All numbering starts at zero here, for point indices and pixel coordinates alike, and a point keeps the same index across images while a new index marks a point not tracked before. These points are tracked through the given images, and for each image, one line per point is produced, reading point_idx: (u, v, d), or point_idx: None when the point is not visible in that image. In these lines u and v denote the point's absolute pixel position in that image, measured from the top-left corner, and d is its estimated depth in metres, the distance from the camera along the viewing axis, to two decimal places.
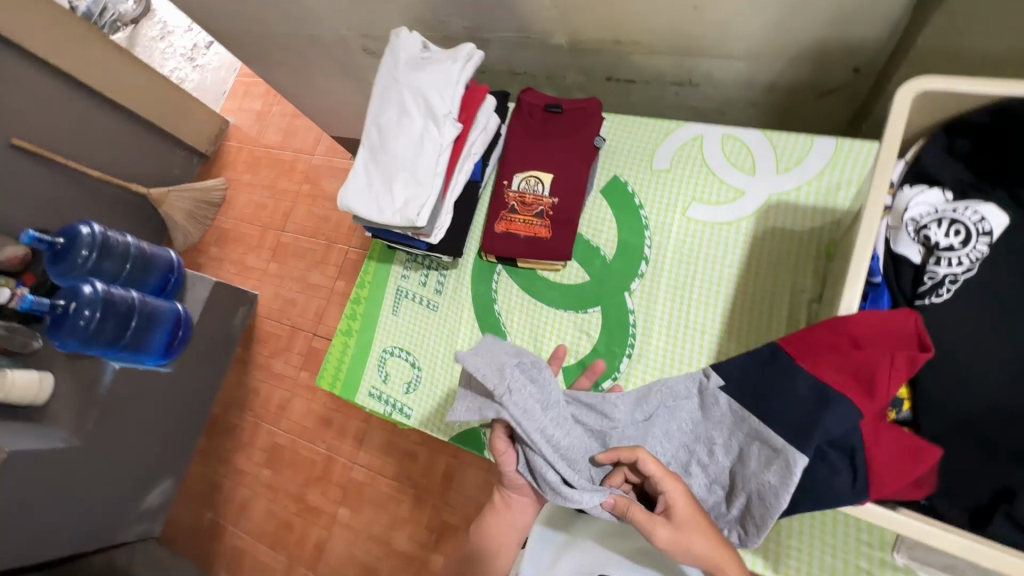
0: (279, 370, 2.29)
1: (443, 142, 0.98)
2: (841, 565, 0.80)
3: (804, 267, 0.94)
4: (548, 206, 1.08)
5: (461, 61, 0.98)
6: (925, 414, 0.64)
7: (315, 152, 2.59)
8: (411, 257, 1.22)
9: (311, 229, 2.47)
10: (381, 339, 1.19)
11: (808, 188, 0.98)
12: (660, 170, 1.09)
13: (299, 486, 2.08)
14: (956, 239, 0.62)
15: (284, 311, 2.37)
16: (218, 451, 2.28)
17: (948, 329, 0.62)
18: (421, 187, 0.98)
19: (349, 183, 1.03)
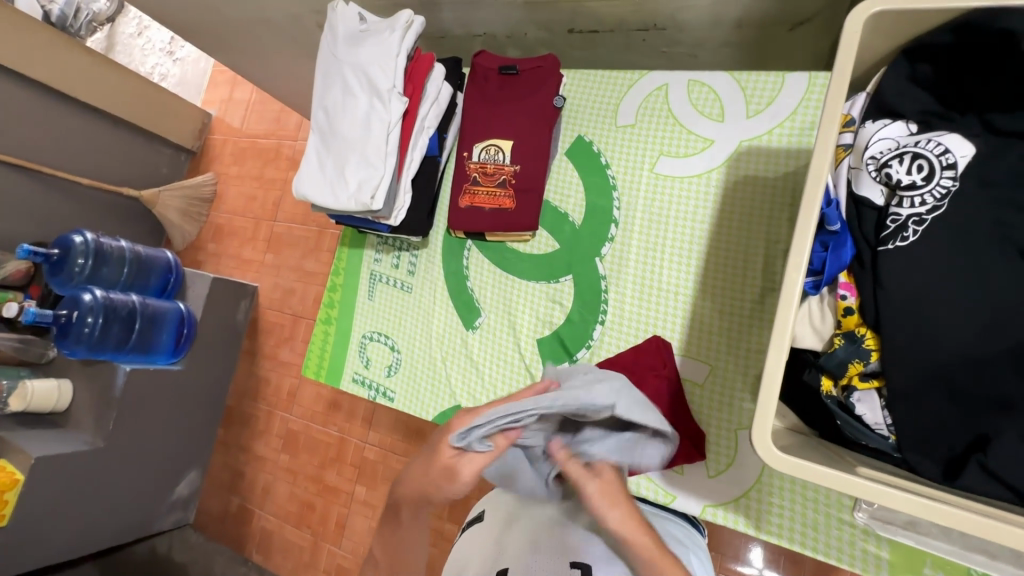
0: (287, 359, 2.33)
1: (390, 119, 0.94)
2: (823, 519, 0.78)
3: (778, 215, 0.89)
4: (511, 175, 1.04)
5: (399, 31, 0.93)
6: (893, 366, 0.59)
7: (298, 137, 2.56)
8: (382, 240, 1.20)
9: (303, 217, 2.46)
10: (359, 325, 1.18)
11: (780, 130, 0.91)
12: (625, 126, 1.04)
13: (317, 468, 2.15)
14: (919, 176, 0.57)
15: (285, 300, 2.39)
16: (238, 440, 2.36)
17: (914, 273, 0.58)
18: (373, 167, 0.95)
19: (302, 171, 1.00)
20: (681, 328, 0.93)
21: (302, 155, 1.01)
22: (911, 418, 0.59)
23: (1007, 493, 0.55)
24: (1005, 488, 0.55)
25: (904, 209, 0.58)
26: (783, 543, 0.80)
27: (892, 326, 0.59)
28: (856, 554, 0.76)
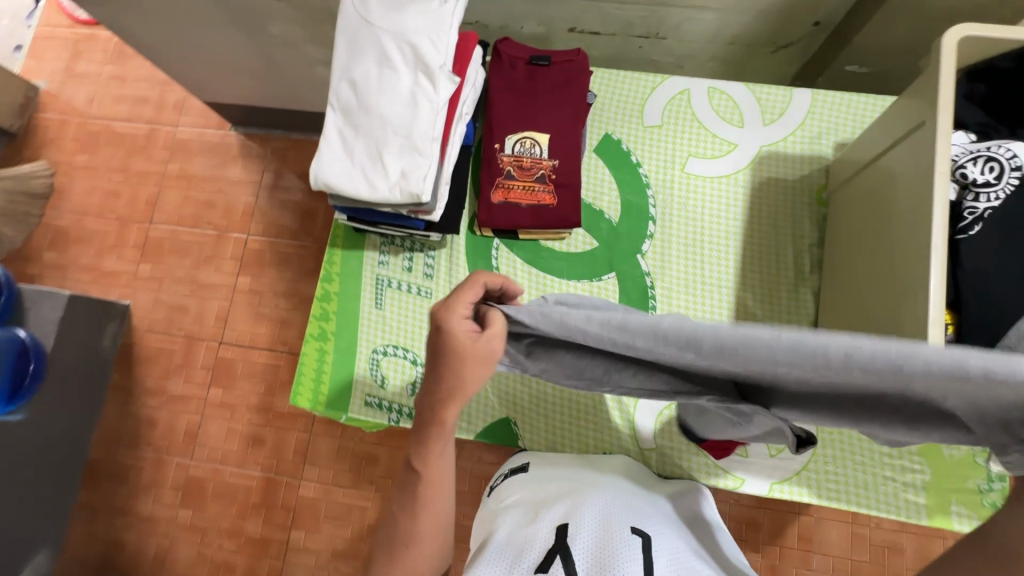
0: (179, 391, 1.91)
1: (439, 101, 0.83)
2: (872, 478, 0.89)
3: (802, 213, 1.01)
4: (549, 169, 0.99)
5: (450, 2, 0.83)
6: (969, 337, 0.68)
7: (179, 123, 2.13)
8: (387, 240, 1.05)
9: (191, 218, 2.05)
10: (367, 339, 1.02)
11: (794, 137, 1.03)
12: (653, 127, 1.06)
13: (234, 518, 1.79)
14: (992, 175, 0.69)
15: (172, 320, 1.96)
16: (109, 501, 1.85)
17: (984, 257, 0.68)
18: (420, 153, 0.83)
19: (324, 153, 0.84)
20: (728, 319, 0.98)
21: (321, 134, 0.84)
22: None
23: None
24: None
25: (981, 203, 0.69)
26: (842, 505, 0.89)
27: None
28: (900, 504, 0.88)
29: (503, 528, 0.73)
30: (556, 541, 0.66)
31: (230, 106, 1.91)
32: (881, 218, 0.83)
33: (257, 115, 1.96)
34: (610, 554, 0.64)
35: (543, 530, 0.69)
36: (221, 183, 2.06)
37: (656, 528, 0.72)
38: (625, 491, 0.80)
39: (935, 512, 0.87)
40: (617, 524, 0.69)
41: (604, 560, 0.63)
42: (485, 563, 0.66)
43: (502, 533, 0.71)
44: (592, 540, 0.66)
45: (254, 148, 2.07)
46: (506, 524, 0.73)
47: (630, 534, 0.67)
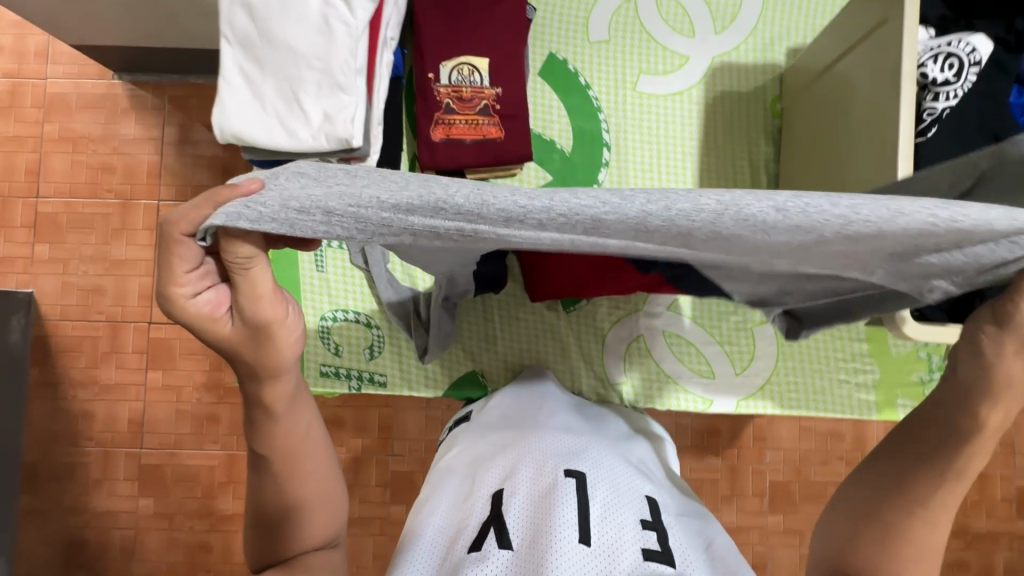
0: (113, 380, 1.75)
1: (357, 24, 0.71)
2: (829, 383, 0.94)
3: (757, 128, 0.98)
4: (492, 99, 0.89)
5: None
6: None
7: (47, 74, 1.80)
8: None
9: (87, 186, 1.79)
10: (313, 306, 0.93)
11: (746, 45, 0.97)
12: (599, 42, 0.97)
13: (201, 500, 1.73)
14: (951, 72, 0.68)
15: (89, 305, 1.76)
16: (58, 502, 1.73)
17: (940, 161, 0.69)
18: (342, 90, 0.71)
19: (225, 98, 0.71)
20: None
21: (217, 73, 0.71)
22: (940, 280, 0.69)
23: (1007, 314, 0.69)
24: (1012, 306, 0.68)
25: (940, 102, 0.68)
26: (798, 412, 0.94)
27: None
28: (852, 403, 0.93)
29: (436, 497, 0.67)
30: (490, 511, 0.60)
31: (106, 49, 1.61)
32: (837, 129, 0.81)
33: (142, 57, 1.67)
34: (544, 512, 0.58)
35: (476, 496, 0.64)
36: (115, 143, 1.79)
37: (591, 462, 0.67)
38: (561, 427, 0.74)
39: (884, 406, 0.93)
40: (550, 474, 0.64)
41: (538, 522, 0.58)
42: (421, 547, 0.60)
43: (436, 504, 0.66)
44: (525, 501, 0.61)
45: (148, 98, 1.79)
46: (440, 491, 0.68)
47: (563, 481, 0.62)
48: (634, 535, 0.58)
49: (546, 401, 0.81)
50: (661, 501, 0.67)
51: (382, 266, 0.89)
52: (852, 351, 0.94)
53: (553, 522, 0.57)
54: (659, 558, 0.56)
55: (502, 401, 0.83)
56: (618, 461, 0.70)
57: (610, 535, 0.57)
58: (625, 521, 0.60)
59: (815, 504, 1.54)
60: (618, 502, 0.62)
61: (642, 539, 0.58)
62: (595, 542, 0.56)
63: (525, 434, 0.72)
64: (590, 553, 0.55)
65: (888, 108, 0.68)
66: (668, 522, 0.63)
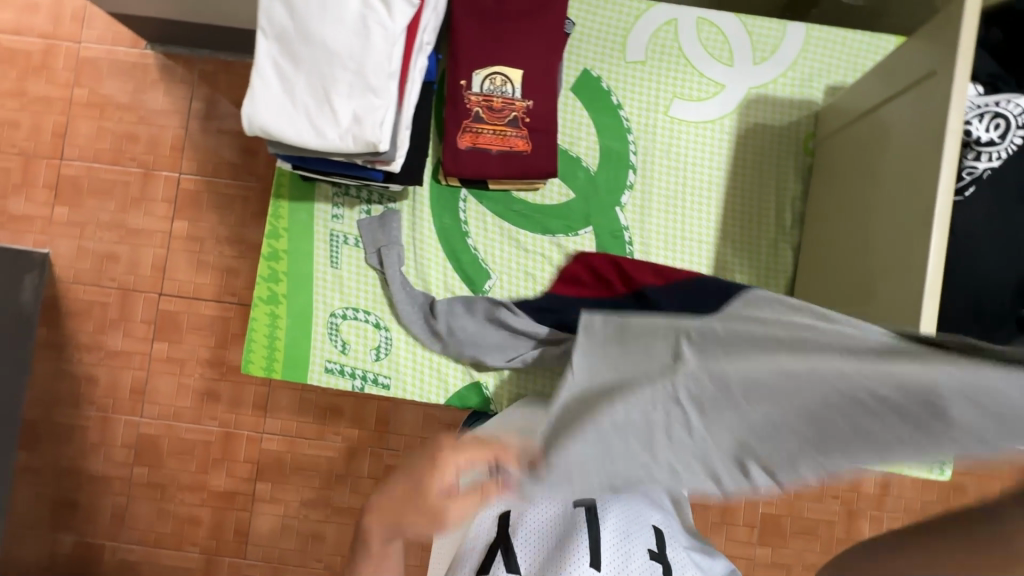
0: (119, 347, 1.77)
1: (395, 28, 0.70)
2: None
3: (786, 163, 0.96)
4: (522, 111, 0.89)
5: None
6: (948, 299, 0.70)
7: (81, 38, 1.81)
8: (340, 190, 0.94)
9: (110, 154, 1.80)
10: (324, 302, 0.93)
11: (784, 79, 0.95)
12: (635, 63, 0.96)
13: (195, 474, 1.74)
14: (996, 133, 0.67)
15: (102, 271, 1.77)
16: (54, 462, 1.76)
17: (973, 222, 0.69)
18: (374, 93, 0.71)
19: (257, 91, 0.70)
20: (707, 274, 0.94)
21: (251, 66, 0.71)
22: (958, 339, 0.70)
23: None
24: None
25: (982, 162, 0.68)
26: None
27: (958, 265, 0.69)
28: None
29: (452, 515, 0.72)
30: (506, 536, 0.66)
31: (140, 19, 1.62)
32: (872, 174, 0.79)
33: (176, 30, 1.67)
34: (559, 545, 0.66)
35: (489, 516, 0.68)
36: (142, 112, 1.80)
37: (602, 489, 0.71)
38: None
39: None
40: (563, 503, 0.69)
41: (553, 553, 0.66)
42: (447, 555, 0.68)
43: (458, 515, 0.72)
44: (538, 526, 0.67)
45: (178, 71, 1.79)
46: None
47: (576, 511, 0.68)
48: (641, 563, 0.67)
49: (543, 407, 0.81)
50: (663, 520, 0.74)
51: (396, 267, 0.91)
52: None
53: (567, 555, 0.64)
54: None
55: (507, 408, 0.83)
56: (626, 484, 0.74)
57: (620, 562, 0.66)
58: (633, 551, 0.67)
59: (804, 541, 1.53)
60: (627, 531, 0.69)
61: (648, 567, 0.67)
62: (605, 567, 0.65)
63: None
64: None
65: (927, 162, 0.67)
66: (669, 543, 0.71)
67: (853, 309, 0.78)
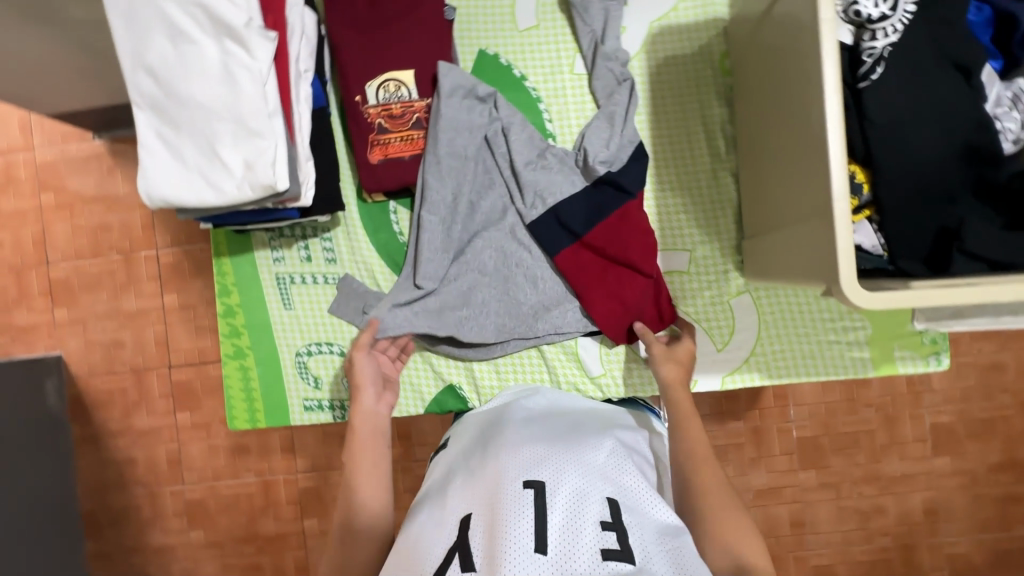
0: (147, 425, 1.85)
1: (260, 66, 0.70)
2: (818, 346, 0.89)
3: (706, 89, 0.92)
4: (423, 111, 0.88)
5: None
6: (887, 190, 0.69)
7: (34, 146, 1.87)
8: (274, 233, 0.95)
9: (90, 247, 1.86)
10: (287, 343, 0.95)
11: (683, 4, 0.91)
12: (528, 30, 0.93)
13: (246, 525, 1.82)
14: (886, 6, 0.63)
15: (112, 359, 1.84)
16: (118, 543, 1.86)
17: (893, 102, 0.66)
18: (258, 136, 0.71)
19: (147, 164, 0.71)
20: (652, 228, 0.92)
21: (137, 142, 0.72)
22: (909, 225, 0.70)
23: (982, 265, 0.68)
24: (977, 261, 0.68)
25: (880, 41, 0.65)
26: (788, 380, 0.90)
27: (884, 150, 0.67)
28: (845, 363, 0.89)
29: (412, 525, 0.63)
30: (456, 539, 0.57)
31: (78, 113, 1.65)
32: (778, 80, 0.74)
33: (114, 115, 1.71)
34: (499, 527, 0.55)
35: (445, 524, 0.60)
36: (108, 201, 1.85)
37: (552, 466, 0.62)
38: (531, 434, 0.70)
39: (882, 362, 0.88)
40: (512, 484, 0.59)
41: (497, 546, 0.54)
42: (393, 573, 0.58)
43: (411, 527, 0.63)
44: (491, 517, 0.57)
45: (129, 152, 1.83)
46: (415, 515, 0.64)
47: (522, 492, 0.58)
48: (593, 537, 0.55)
49: (511, 418, 0.76)
50: (626, 490, 0.63)
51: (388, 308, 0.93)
52: (838, 311, 0.89)
53: (510, 541, 0.53)
54: (619, 558, 0.53)
55: (483, 418, 0.80)
56: (585, 457, 0.65)
57: (569, 544, 0.54)
58: (583, 523, 0.56)
59: (846, 457, 1.48)
60: (576, 503, 0.58)
61: (601, 540, 0.55)
62: (552, 551, 0.53)
63: (491, 448, 0.68)
64: (548, 563, 0.52)
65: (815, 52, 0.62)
66: (629, 511, 0.60)
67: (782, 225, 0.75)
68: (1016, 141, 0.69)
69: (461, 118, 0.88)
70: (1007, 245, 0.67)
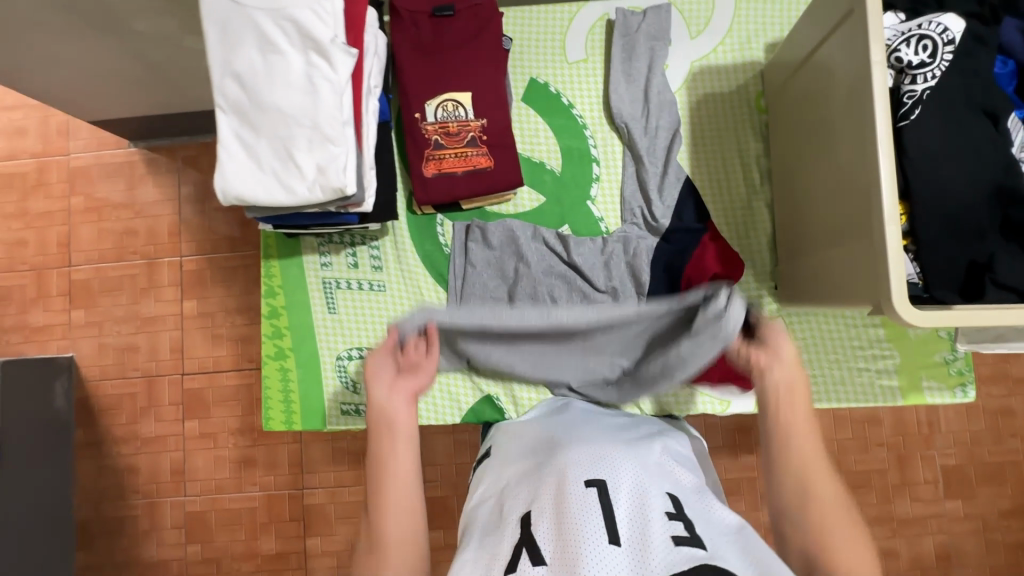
0: (153, 433, 1.82)
1: (339, 78, 0.75)
2: (849, 373, 0.92)
3: (743, 124, 0.98)
4: (478, 130, 0.92)
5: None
6: (921, 222, 0.73)
7: (70, 150, 1.91)
8: (324, 239, 0.98)
9: (113, 251, 1.88)
10: (329, 347, 0.97)
11: (723, 47, 0.98)
12: (578, 62, 1.00)
13: (246, 542, 1.77)
14: (926, 54, 0.73)
15: (124, 363, 1.83)
16: (111, 555, 1.80)
17: (926, 142, 0.72)
18: (333, 142, 0.75)
19: (225, 164, 0.75)
20: None
21: (217, 143, 0.76)
22: (944, 256, 0.73)
23: (1011, 297, 0.72)
24: (1007, 292, 0.72)
25: (919, 84, 0.73)
26: (819, 405, 0.92)
27: (919, 186, 0.72)
28: (875, 391, 0.91)
29: (468, 530, 0.63)
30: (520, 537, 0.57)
31: (120, 120, 1.71)
32: (817, 118, 0.80)
33: (154, 124, 1.76)
34: (565, 522, 0.55)
35: (503, 523, 0.60)
36: (137, 206, 1.89)
37: (612, 465, 0.62)
38: (580, 437, 0.70)
39: (909, 392, 0.91)
40: (573, 481, 0.60)
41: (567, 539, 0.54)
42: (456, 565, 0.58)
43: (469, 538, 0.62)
44: (558, 513, 0.57)
45: (163, 161, 1.88)
46: (468, 521, 0.65)
47: (585, 489, 0.59)
48: (662, 527, 0.55)
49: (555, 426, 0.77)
50: (688, 491, 0.63)
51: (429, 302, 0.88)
52: (867, 339, 0.92)
53: (580, 533, 0.54)
54: (690, 543, 0.53)
55: (520, 428, 0.81)
56: (638, 456, 0.65)
57: (639, 536, 0.54)
58: (651, 515, 0.56)
59: (861, 495, 1.48)
60: (639, 500, 0.58)
61: (669, 528, 0.55)
62: (625, 542, 0.54)
63: (545, 452, 0.69)
64: (621, 552, 0.52)
65: (861, 93, 0.68)
66: (694, 508, 0.59)
67: (821, 252, 0.79)
68: None
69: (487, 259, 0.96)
70: None
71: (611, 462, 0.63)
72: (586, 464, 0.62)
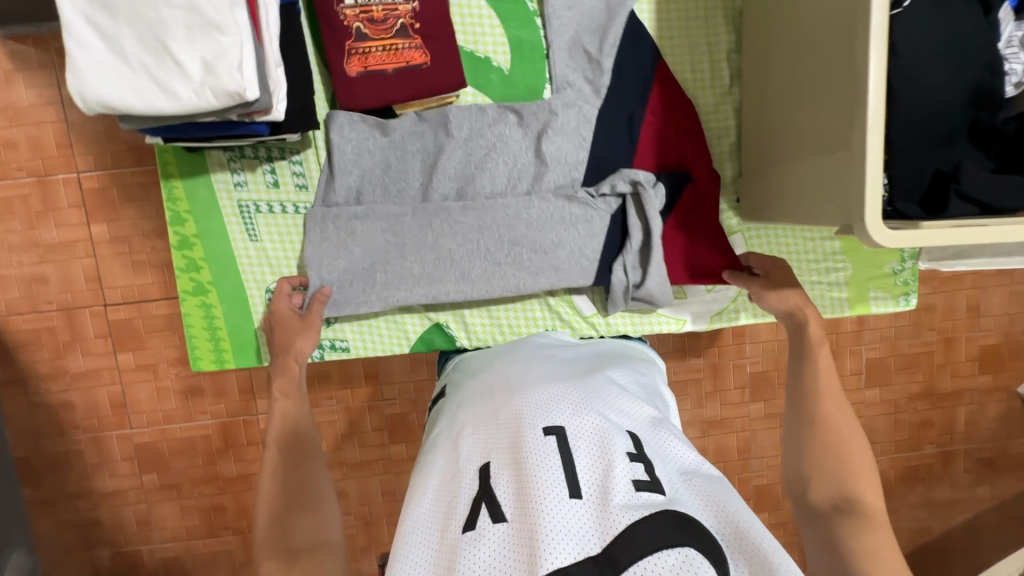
0: (83, 368, 1.34)
1: None
2: (801, 287, 0.91)
3: (713, 12, 0.86)
4: (408, 16, 0.78)
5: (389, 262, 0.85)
6: (897, 130, 0.67)
7: None
8: (234, 153, 0.83)
9: None
10: (254, 278, 0.87)
11: None
12: None
13: (204, 468, 1.41)
14: None
15: (30, 296, 1.29)
16: (53, 506, 1.40)
17: (915, 34, 0.65)
18: (220, 30, 0.60)
19: (76, 56, 0.59)
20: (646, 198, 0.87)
21: (61, 28, 0.59)
22: (913, 168, 0.68)
23: (972, 208, 0.69)
24: (969, 204, 0.69)
25: None
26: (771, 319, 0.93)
27: (903, 84, 0.66)
28: (826, 302, 0.92)
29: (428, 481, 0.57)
30: (479, 488, 0.52)
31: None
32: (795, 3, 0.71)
33: None
34: (525, 478, 0.50)
35: (461, 481, 0.54)
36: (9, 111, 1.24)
37: (570, 408, 0.58)
38: (543, 376, 0.65)
39: (857, 302, 0.92)
40: (532, 432, 0.55)
41: (525, 494, 0.49)
42: (415, 546, 0.51)
43: (423, 503, 0.55)
44: (518, 476, 0.51)
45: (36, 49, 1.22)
46: (427, 473, 0.58)
47: (545, 439, 0.54)
48: (622, 470, 0.51)
49: (516, 360, 0.73)
50: (646, 426, 0.59)
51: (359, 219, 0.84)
52: (822, 250, 0.91)
53: (534, 484, 0.49)
54: (650, 489, 0.50)
55: (482, 358, 0.78)
56: (599, 394, 0.61)
57: (601, 481, 0.50)
58: (608, 461, 0.52)
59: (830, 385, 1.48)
60: (600, 440, 0.54)
61: (630, 472, 0.51)
62: (585, 493, 0.49)
63: (509, 390, 0.64)
64: (583, 507, 0.48)
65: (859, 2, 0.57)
66: (655, 444, 0.57)
67: (789, 160, 0.74)
68: (1018, 83, 0.69)
69: (391, 228, 0.84)
70: (998, 187, 0.68)
71: (579, 405, 0.58)
72: (552, 410, 0.57)
